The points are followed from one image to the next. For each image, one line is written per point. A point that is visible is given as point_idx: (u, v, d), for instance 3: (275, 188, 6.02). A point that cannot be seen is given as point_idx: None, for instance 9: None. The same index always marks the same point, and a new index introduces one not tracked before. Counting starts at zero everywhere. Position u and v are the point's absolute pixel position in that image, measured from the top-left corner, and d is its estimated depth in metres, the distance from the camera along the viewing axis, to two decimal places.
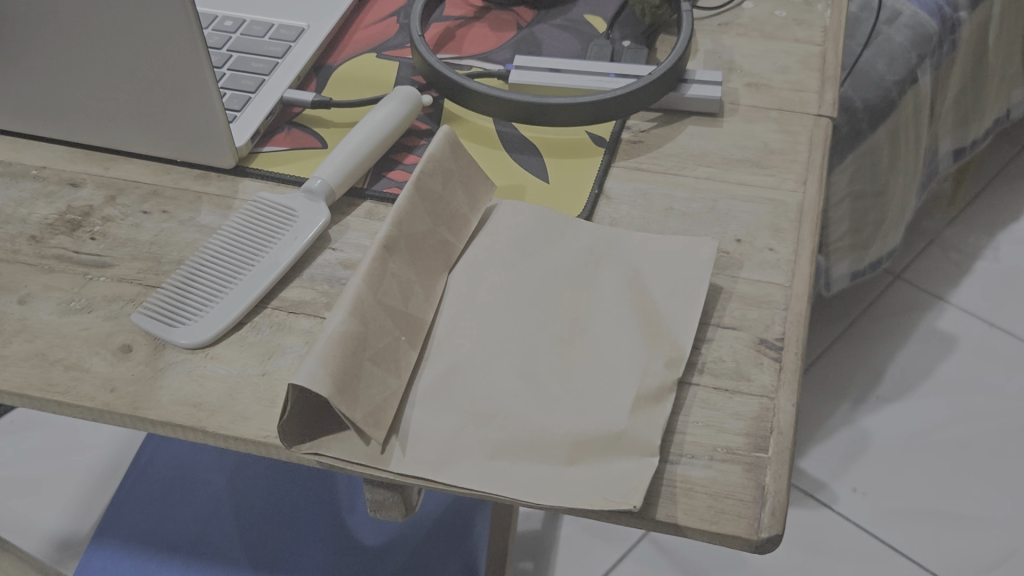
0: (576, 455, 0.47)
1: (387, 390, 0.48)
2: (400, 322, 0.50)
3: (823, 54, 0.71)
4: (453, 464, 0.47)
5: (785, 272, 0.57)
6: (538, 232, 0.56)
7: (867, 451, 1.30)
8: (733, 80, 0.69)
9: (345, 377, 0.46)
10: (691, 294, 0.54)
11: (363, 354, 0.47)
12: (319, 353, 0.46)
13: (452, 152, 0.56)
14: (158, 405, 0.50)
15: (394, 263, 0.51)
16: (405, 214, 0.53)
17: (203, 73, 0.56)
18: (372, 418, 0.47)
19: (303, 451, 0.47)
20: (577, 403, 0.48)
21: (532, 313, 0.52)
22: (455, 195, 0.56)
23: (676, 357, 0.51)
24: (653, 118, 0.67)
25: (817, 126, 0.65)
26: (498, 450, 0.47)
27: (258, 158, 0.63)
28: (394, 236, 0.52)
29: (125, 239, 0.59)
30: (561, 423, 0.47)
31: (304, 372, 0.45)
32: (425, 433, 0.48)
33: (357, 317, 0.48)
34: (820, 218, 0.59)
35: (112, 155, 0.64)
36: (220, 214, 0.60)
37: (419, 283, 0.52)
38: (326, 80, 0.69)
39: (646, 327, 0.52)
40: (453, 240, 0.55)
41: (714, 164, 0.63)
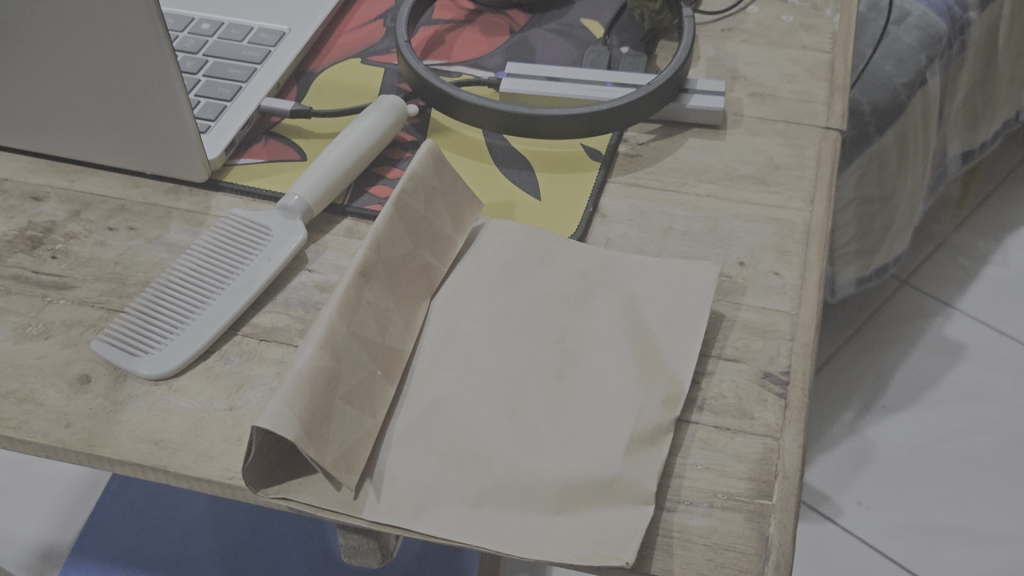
0: (565, 502, 0.43)
1: (360, 431, 0.44)
2: (376, 356, 0.47)
3: (832, 62, 0.68)
4: (431, 511, 0.43)
5: (791, 298, 0.53)
6: (528, 254, 0.53)
7: (872, 463, 1.26)
8: (737, 89, 0.66)
9: (314, 418, 0.42)
10: (691, 324, 0.50)
11: (334, 392, 0.44)
12: (286, 392, 0.42)
13: (436, 169, 0.53)
14: (116, 443, 0.47)
15: (371, 290, 0.48)
16: (384, 237, 0.49)
17: (172, 83, 0.53)
18: (344, 461, 0.43)
19: (270, 496, 0.43)
20: (566, 445, 0.45)
21: (521, 344, 0.49)
22: (439, 215, 0.52)
23: (674, 394, 0.47)
24: (652, 130, 0.63)
25: (826, 140, 0.62)
26: (481, 496, 0.43)
27: (232, 171, 0.60)
28: (371, 260, 0.48)
29: (88, 258, 0.55)
30: (549, 468, 0.44)
31: (269, 414, 0.41)
32: (402, 477, 0.44)
33: (329, 351, 0.44)
34: (828, 240, 0.56)
35: (78, 166, 0.60)
36: (191, 231, 0.57)
37: (398, 312, 0.49)
38: (307, 87, 0.65)
39: (642, 361, 0.48)
40: (437, 264, 0.52)
41: (716, 180, 0.60)
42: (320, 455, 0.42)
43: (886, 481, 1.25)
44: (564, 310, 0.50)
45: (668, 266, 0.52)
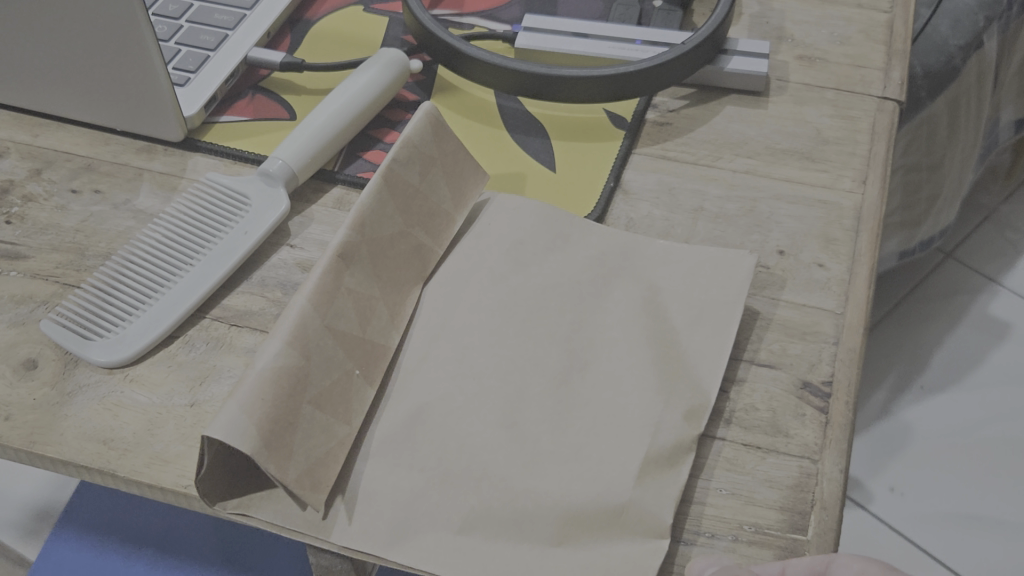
0: (565, 532, 0.37)
1: (332, 441, 0.39)
2: (354, 352, 0.41)
3: (892, 23, 0.60)
4: (412, 537, 0.37)
5: (837, 295, 0.46)
6: (538, 235, 0.46)
7: (907, 445, 1.15)
8: (782, 51, 0.59)
9: (275, 427, 0.37)
10: (720, 324, 0.43)
11: (303, 395, 0.38)
12: (243, 396, 0.36)
13: (435, 136, 0.46)
14: (61, 441, 0.41)
15: (351, 276, 0.42)
16: (370, 214, 0.43)
17: (140, 31, 0.46)
18: (310, 478, 0.37)
19: (228, 512, 0.38)
20: (570, 463, 0.39)
21: (524, 341, 0.43)
22: (436, 189, 0.46)
23: (698, 407, 0.41)
24: (685, 95, 0.56)
25: (881, 112, 0.55)
26: (469, 522, 0.37)
27: (212, 129, 0.53)
28: (354, 241, 0.42)
29: (46, 225, 0.49)
30: (549, 489, 0.38)
31: (220, 422, 0.35)
32: (381, 494, 0.38)
33: (297, 348, 0.38)
34: (881, 227, 0.49)
35: (44, 119, 0.54)
36: (162, 197, 0.50)
37: (382, 301, 0.43)
38: (301, 38, 0.59)
39: (663, 367, 0.41)
40: (432, 245, 0.46)
41: (756, 155, 0.53)
42: (282, 471, 0.36)
43: (922, 465, 1.14)
44: (576, 303, 0.44)
45: (696, 254, 0.46)
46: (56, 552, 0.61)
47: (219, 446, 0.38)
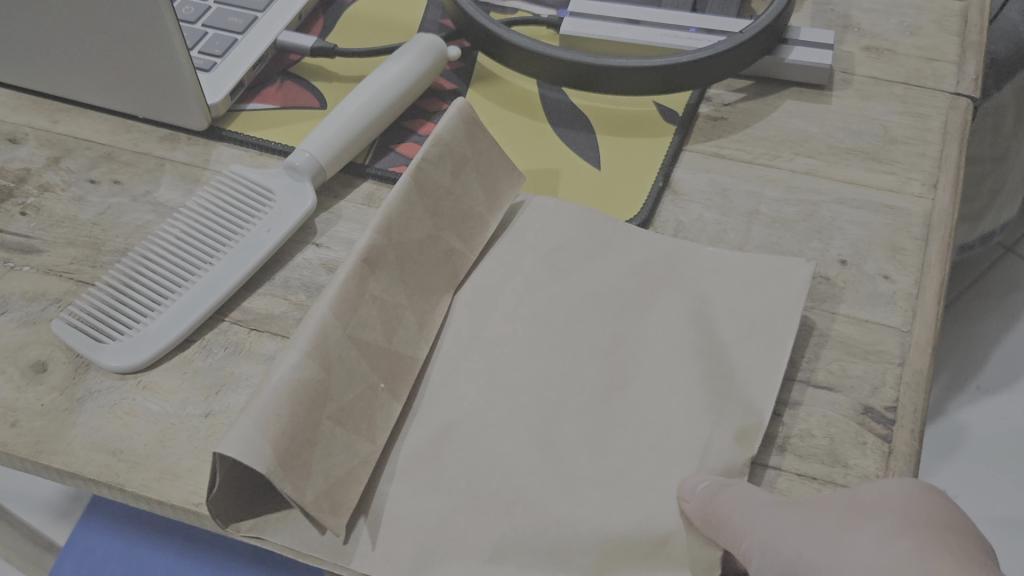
0: (605, 562, 0.34)
1: (353, 459, 0.36)
2: (378, 364, 0.38)
3: (966, 12, 0.56)
4: (437, 564, 0.35)
5: (903, 311, 0.43)
6: (578, 242, 0.43)
7: (963, 445, 1.00)
8: (847, 41, 0.55)
9: (291, 446, 0.34)
10: (774, 339, 0.39)
11: (320, 410, 0.35)
12: (256, 411, 0.33)
13: (469, 134, 0.43)
14: (68, 452, 0.39)
15: (376, 282, 0.39)
16: (397, 217, 0.40)
17: (159, 14, 0.43)
18: (327, 500, 0.34)
19: (241, 534, 0.35)
20: (610, 489, 0.35)
21: (563, 354, 0.39)
22: (469, 189, 0.43)
23: (749, 428, 0.37)
24: (741, 87, 0.53)
25: (954, 109, 0.51)
26: (500, 551, 0.34)
27: (237, 118, 0.51)
28: (379, 246, 0.39)
29: (62, 217, 0.47)
30: (586, 517, 0.35)
31: (230, 439, 0.32)
32: (405, 517, 0.36)
33: (316, 360, 0.35)
34: (953, 237, 0.45)
35: (65, 104, 0.52)
36: (184, 189, 0.48)
37: (410, 309, 0.40)
38: (335, 21, 0.56)
39: (711, 388, 0.38)
40: (464, 250, 0.43)
41: (817, 154, 0.49)
42: (299, 493, 0.33)
43: (980, 466, 0.98)
44: (619, 313, 0.41)
45: (749, 262, 0.42)
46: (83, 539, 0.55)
47: (234, 464, 0.35)
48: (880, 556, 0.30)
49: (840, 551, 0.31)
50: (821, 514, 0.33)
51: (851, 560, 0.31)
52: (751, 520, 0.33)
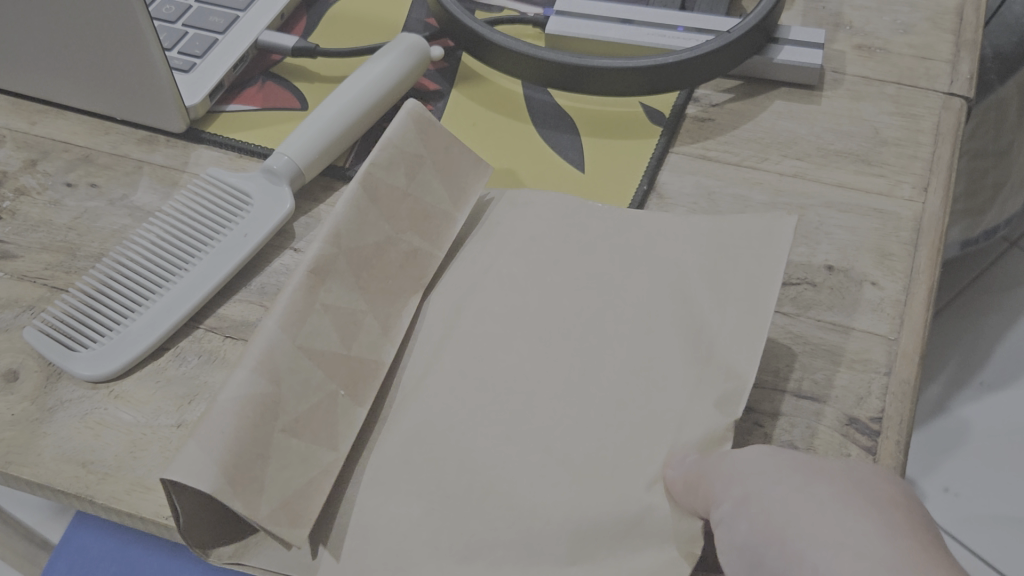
0: (582, 552, 0.33)
1: (313, 469, 0.35)
2: (335, 372, 0.37)
3: (961, 10, 0.55)
4: (410, 565, 0.33)
5: (891, 318, 0.42)
6: (553, 235, 0.42)
7: (965, 443, 0.94)
8: (839, 40, 0.54)
9: (241, 462, 0.33)
10: (751, 296, 0.38)
11: (273, 424, 0.34)
12: (206, 436, 0.32)
13: (421, 136, 0.43)
14: (37, 463, 0.38)
15: (327, 291, 0.38)
16: (346, 226, 0.40)
17: (132, 15, 0.43)
18: (286, 513, 0.33)
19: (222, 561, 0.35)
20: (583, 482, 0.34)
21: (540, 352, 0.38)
22: (430, 189, 0.43)
23: (733, 392, 0.35)
24: (729, 88, 0.52)
25: (947, 110, 0.50)
26: (472, 550, 0.33)
27: (217, 120, 0.50)
28: (330, 254, 0.39)
29: (38, 221, 0.46)
30: (559, 510, 0.33)
31: (183, 465, 0.32)
32: (379, 525, 0.35)
33: (265, 376, 0.34)
34: (943, 241, 0.44)
35: (43, 105, 0.51)
36: (161, 193, 0.47)
37: (370, 314, 0.39)
38: (318, 21, 0.56)
39: (695, 364, 0.36)
40: (428, 249, 0.42)
41: (806, 156, 0.48)
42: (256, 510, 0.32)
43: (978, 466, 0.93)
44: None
45: (727, 226, 0.40)
46: (77, 539, 0.51)
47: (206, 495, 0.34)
48: (874, 543, 0.26)
49: (832, 525, 0.27)
50: (816, 477, 0.29)
51: (848, 541, 0.27)
52: (734, 476, 0.31)
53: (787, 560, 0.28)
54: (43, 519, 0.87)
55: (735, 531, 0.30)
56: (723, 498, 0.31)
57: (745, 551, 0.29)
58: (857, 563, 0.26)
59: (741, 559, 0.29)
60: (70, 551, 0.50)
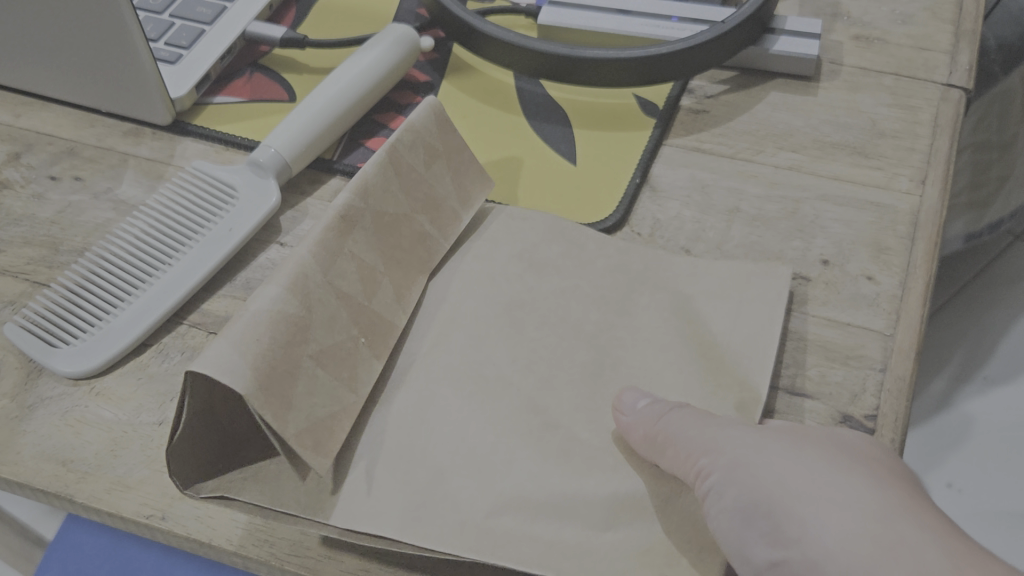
0: (614, 518, 0.32)
1: (335, 405, 0.33)
2: (358, 319, 0.35)
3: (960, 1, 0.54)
4: (428, 516, 0.32)
5: (887, 314, 0.41)
6: (551, 244, 0.41)
7: (968, 438, 0.93)
8: (836, 31, 0.53)
9: (274, 374, 0.31)
10: (761, 323, 0.38)
11: (302, 347, 0.32)
12: (235, 335, 0.30)
13: (441, 126, 0.40)
14: (15, 461, 0.37)
15: (354, 241, 0.36)
16: (375, 183, 0.37)
17: (116, 10, 0.42)
18: (310, 436, 0.32)
19: (203, 494, 0.32)
20: (589, 474, 0.33)
21: (538, 342, 0.37)
22: (441, 179, 0.40)
23: (748, 401, 0.36)
24: (724, 79, 0.51)
25: (946, 101, 0.49)
26: (502, 503, 0.32)
27: (204, 112, 0.49)
28: (357, 207, 0.37)
29: (20, 216, 0.46)
30: (563, 486, 0.33)
31: (211, 356, 0.30)
32: (391, 483, 0.33)
33: (298, 297, 0.33)
34: (941, 235, 0.43)
35: (29, 97, 0.51)
36: (147, 186, 0.47)
37: (387, 276, 0.37)
38: (307, 12, 0.55)
39: (701, 391, 0.36)
40: (437, 236, 0.40)
41: (802, 149, 0.47)
42: (247, 495, 0.32)
43: (981, 462, 0.92)
44: (598, 301, 0.39)
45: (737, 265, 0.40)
46: (73, 534, 0.50)
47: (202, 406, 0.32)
48: (856, 493, 0.30)
49: (815, 480, 0.30)
50: (797, 443, 0.32)
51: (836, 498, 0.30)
52: (717, 445, 0.32)
53: (775, 518, 0.30)
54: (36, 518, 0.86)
55: (724, 500, 0.31)
56: (711, 468, 0.31)
57: (736, 516, 0.31)
58: (846, 514, 0.29)
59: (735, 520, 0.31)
60: (65, 547, 0.50)
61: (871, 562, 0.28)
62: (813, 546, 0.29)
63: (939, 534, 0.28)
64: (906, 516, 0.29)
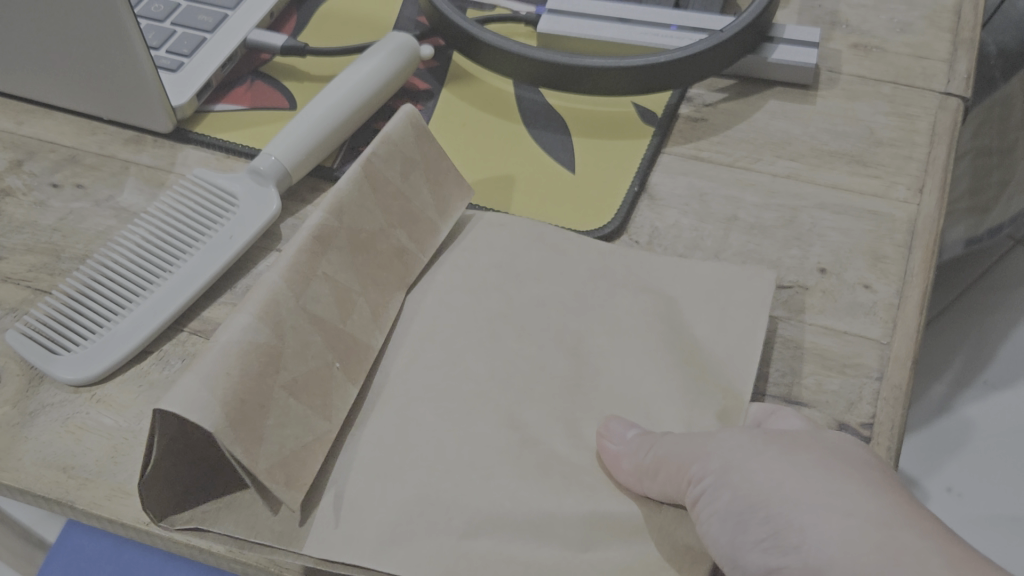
0: (591, 538, 0.32)
1: (309, 435, 0.33)
2: (333, 343, 0.35)
3: (960, 9, 0.55)
4: (405, 540, 0.32)
5: (884, 322, 0.41)
6: (528, 252, 0.41)
7: (966, 445, 0.93)
8: (835, 39, 0.53)
9: (244, 407, 0.31)
10: (746, 330, 0.38)
11: (274, 376, 0.32)
12: (204, 369, 0.30)
13: (418, 139, 0.41)
14: (16, 467, 0.38)
15: (327, 262, 0.36)
16: (349, 201, 0.37)
17: (120, 20, 0.42)
18: (282, 471, 0.31)
19: (177, 528, 0.32)
20: (568, 492, 0.33)
21: (516, 353, 0.37)
22: (419, 193, 0.41)
23: (731, 410, 0.35)
24: (723, 88, 0.51)
25: (944, 110, 0.49)
26: (477, 525, 0.32)
27: (205, 120, 0.50)
28: (332, 226, 0.37)
29: (23, 223, 0.46)
30: (542, 503, 0.32)
31: (178, 394, 0.29)
32: (370, 504, 0.33)
33: (269, 326, 0.33)
34: (938, 244, 0.43)
35: (31, 104, 0.51)
36: (148, 194, 0.47)
37: (363, 296, 0.37)
38: (308, 20, 0.55)
39: (687, 396, 0.36)
40: (415, 251, 0.40)
41: (800, 157, 0.47)
42: (222, 526, 0.32)
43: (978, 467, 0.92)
44: (578, 311, 0.39)
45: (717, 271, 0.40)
46: (74, 538, 0.51)
47: (170, 437, 0.32)
48: (854, 501, 0.28)
49: (812, 486, 0.29)
50: (792, 447, 0.31)
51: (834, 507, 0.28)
52: (708, 451, 0.31)
53: (774, 524, 0.29)
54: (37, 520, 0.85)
55: (717, 505, 0.30)
56: (703, 473, 0.31)
57: (730, 519, 0.30)
58: (844, 521, 0.28)
59: (725, 527, 0.30)
60: (66, 551, 0.50)
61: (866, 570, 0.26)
62: (812, 554, 0.28)
63: (940, 543, 0.27)
64: (905, 526, 0.27)
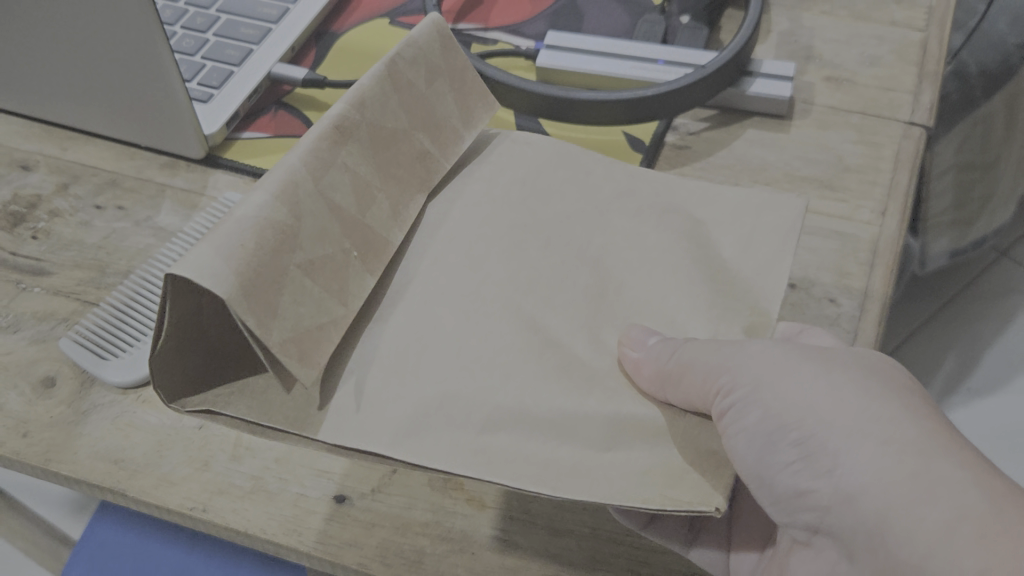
0: (613, 440, 0.32)
1: (324, 315, 0.33)
2: (351, 232, 0.35)
3: (926, 42, 0.59)
4: (422, 433, 0.33)
5: (846, 333, 0.46)
6: (556, 170, 0.42)
7: None
8: (809, 72, 0.58)
9: (260, 281, 0.31)
10: (772, 253, 0.38)
11: (290, 255, 0.32)
12: (222, 243, 0.30)
13: (444, 49, 0.42)
14: (73, 460, 0.42)
15: (348, 154, 0.36)
16: (371, 98, 0.38)
17: (165, 73, 0.48)
18: (296, 347, 0.31)
19: (188, 410, 0.32)
20: (589, 394, 0.34)
21: (538, 265, 0.38)
22: (441, 100, 0.41)
23: (758, 325, 0.36)
24: (706, 117, 0.56)
25: (907, 139, 0.54)
26: (499, 420, 0.33)
27: (233, 146, 0.55)
28: (353, 118, 0.37)
29: (70, 241, 0.51)
30: (566, 402, 0.33)
31: (191, 261, 0.29)
32: (385, 397, 0.34)
33: (286, 205, 0.33)
34: (898, 262, 0.48)
35: (75, 132, 0.56)
36: (183, 214, 0.52)
37: (383, 194, 0.37)
38: (325, 53, 0.60)
39: (712, 311, 0.37)
40: (436, 155, 0.41)
41: (774, 182, 0.52)
42: (235, 409, 0.33)
43: None
44: (601, 229, 0.40)
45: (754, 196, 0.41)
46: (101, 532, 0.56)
47: (185, 315, 0.32)
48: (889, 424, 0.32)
49: (848, 406, 0.32)
50: (828, 366, 0.33)
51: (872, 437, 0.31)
52: (736, 366, 0.33)
53: (805, 446, 0.33)
54: (61, 518, 0.89)
55: (745, 421, 0.32)
56: (732, 386, 0.33)
57: (759, 436, 0.32)
58: (877, 448, 0.31)
59: (751, 443, 0.32)
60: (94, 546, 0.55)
61: (897, 502, 0.31)
62: (844, 479, 0.32)
63: (974, 474, 0.30)
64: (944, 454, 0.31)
